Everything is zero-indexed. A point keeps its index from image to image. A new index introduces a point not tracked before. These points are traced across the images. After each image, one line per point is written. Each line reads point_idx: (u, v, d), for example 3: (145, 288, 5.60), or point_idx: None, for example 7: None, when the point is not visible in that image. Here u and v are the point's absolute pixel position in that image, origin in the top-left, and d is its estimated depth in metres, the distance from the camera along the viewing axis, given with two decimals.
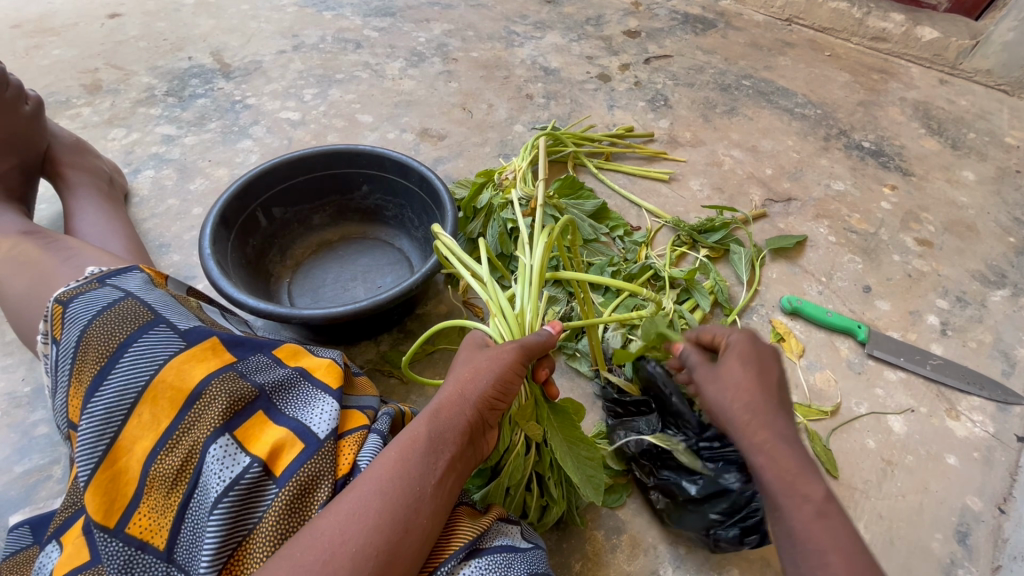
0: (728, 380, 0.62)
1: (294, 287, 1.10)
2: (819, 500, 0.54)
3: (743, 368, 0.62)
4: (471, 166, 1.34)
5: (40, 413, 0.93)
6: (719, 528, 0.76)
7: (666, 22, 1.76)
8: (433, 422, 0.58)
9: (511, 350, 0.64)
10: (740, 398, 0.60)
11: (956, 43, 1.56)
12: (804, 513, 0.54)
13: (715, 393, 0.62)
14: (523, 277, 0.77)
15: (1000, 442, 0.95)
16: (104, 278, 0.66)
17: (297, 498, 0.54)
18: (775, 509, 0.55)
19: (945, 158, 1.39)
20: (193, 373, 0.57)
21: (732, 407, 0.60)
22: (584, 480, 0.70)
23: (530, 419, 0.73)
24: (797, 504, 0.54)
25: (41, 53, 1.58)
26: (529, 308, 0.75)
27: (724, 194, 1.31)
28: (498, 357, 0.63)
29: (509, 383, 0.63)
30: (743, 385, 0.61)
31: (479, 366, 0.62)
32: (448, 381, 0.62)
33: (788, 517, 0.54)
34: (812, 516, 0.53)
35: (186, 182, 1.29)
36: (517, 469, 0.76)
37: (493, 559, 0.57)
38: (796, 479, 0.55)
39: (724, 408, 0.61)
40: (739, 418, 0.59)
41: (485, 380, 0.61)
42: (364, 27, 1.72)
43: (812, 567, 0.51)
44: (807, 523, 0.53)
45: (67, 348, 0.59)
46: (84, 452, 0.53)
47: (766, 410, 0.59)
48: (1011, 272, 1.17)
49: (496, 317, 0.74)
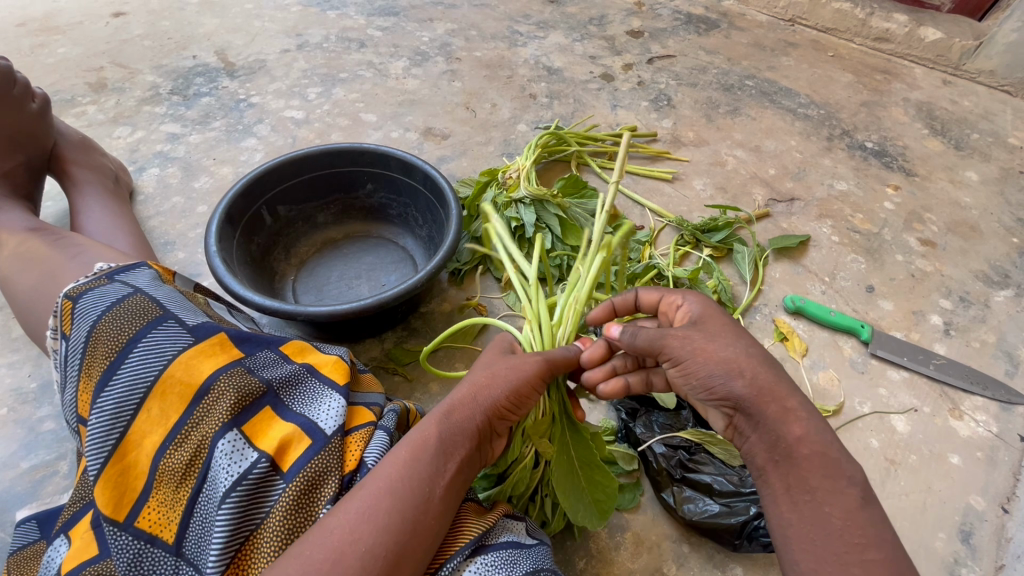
0: (730, 339, 0.60)
1: (299, 284, 1.10)
2: (858, 482, 0.54)
3: (726, 326, 0.62)
4: (474, 165, 1.34)
5: (46, 409, 0.94)
6: (758, 518, 0.77)
7: (669, 22, 1.76)
8: (444, 423, 0.58)
9: (534, 362, 0.64)
10: (752, 356, 0.58)
11: (960, 44, 1.56)
12: (847, 499, 0.53)
13: (720, 354, 0.58)
14: (570, 287, 0.78)
15: (1003, 442, 0.95)
16: (113, 274, 0.66)
17: (304, 494, 0.54)
18: (815, 495, 0.53)
19: (948, 159, 1.39)
20: (200, 369, 0.57)
21: (749, 371, 0.57)
22: (583, 510, 0.71)
23: (542, 435, 0.71)
24: (841, 490, 0.53)
25: (46, 51, 1.58)
26: (567, 321, 0.77)
27: (728, 193, 1.32)
28: (519, 366, 0.63)
29: (525, 396, 0.63)
30: (749, 342, 0.60)
31: (497, 372, 0.63)
32: (463, 382, 0.62)
33: (822, 502, 0.53)
34: (855, 504, 0.53)
35: (191, 180, 1.29)
36: (522, 480, 0.76)
37: (499, 555, 0.57)
38: (837, 458, 0.54)
39: (738, 373, 0.57)
40: (761, 382, 0.57)
41: (501, 388, 0.61)
42: (368, 26, 1.72)
43: (863, 561, 0.50)
44: (852, 514, 0.52)
45: (77, 343, 0.59)
46: (95, 447, 0.53)
47: (777, 373, 0.58)
48: (1015, 272, 1.17)
49: (532, 325, 0.76)
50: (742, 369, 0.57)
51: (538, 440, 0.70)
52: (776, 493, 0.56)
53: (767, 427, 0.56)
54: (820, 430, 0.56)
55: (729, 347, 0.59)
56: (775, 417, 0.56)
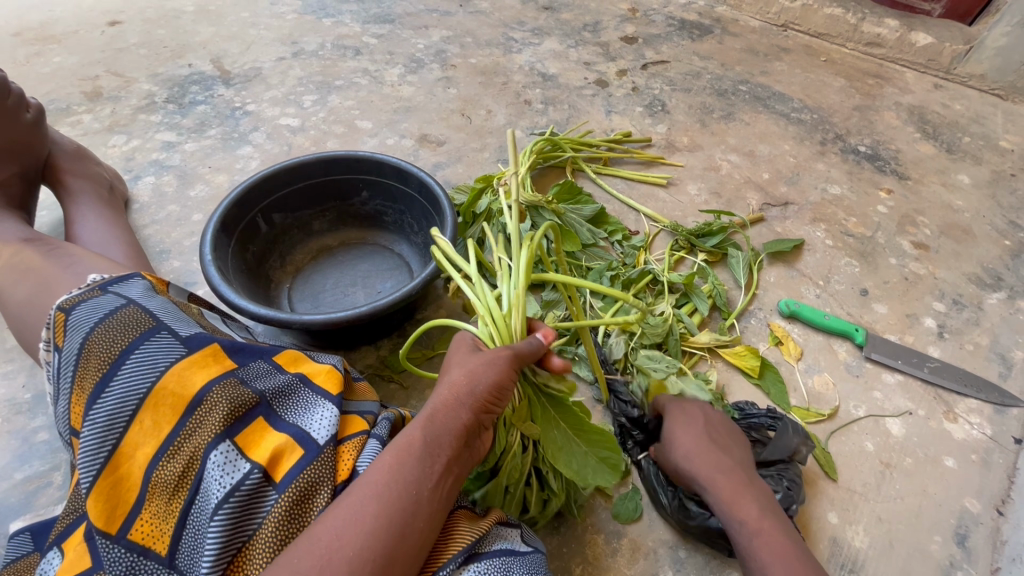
0: (678, 434, 0.81)
1: (294, 292, 1.10)
2: (753, 521, 0.69)
3: (682, 425, 0.82)
4: (470, 171, 1.34)
5: (41, 420, 0.94)
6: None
7: (663, 28, 1.77)
8: (429, 426, 0.58)
9: (505, 354, 0.65)
10: (687, 444, 0.79)
11: (950, 48, 1.58)
12: (748, 527, 0.69)
13: (673, 450, 0.80)
14: (510, 276, 0.77)
15: (997, 444, 0.95)
16: (106, 286, 0.66)
17: (297, 504, 0.54)
18: (729, 532, 0.71)
19: (941, 162, 1.40)
20: (193, 380, 0.57)
21: (687, 457, 0.78)
22: (593, 470, 0.72)
23: (525, 419, 0.74)
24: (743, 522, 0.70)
25: (41, 61, 1.59)
26: (516, 309, 0.75)
27: (722, 198, 1.32)
28: (493, 361, 0.64)
29: (504, 389, 0.64)
30: (690, 436, 0.79)
31: (475, 369, 0.63)
32: (442, 385, 0.63)
33: (735, 533, 0.70)
34: (752, 530, 0.68)
35: (186, 188, 1.29)
36: (515, 468, 0.76)
37: (492, 563, 0.57)
38: (738, 504, 0.71)
39: (683, 459, 0.78)
40: (693, 461, 0.77)
41: (480, 385, 0.62)
42: (363, 34, 1.73)
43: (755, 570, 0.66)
44: (749, 537, 0.68)
45: (69, 355, 0.59)
46: (87, 459, 0.53)
47: (708, 453, 0.77)
48: (1007, 275, 1.18)
49: (483, 320, 0.75)
50: (682, 455, 0.78)
51: (522, 424, 0.74)
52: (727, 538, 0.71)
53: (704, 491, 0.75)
54: (734, 483, 0.73)
55: (675, 441, 0.80)
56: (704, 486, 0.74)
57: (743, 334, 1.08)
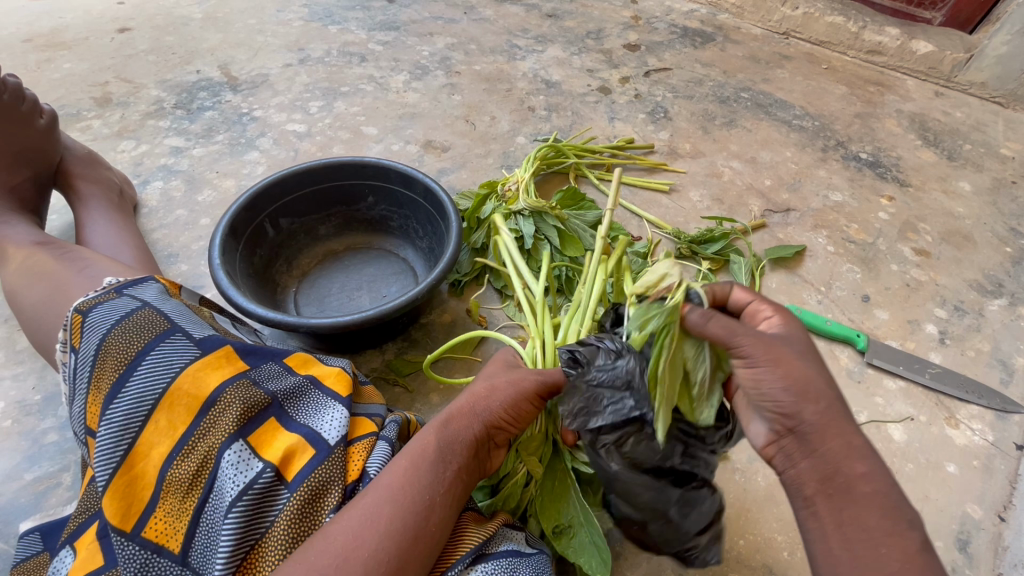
0: (799, 361, 0.52)
1: (300, 296, 1.12)
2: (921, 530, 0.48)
3: (811, 352, 0.53)
4: (474, 177, 1.36)
5: (50, 421, 0.95)
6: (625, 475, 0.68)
7: (665, 36, 1.79)
8: (442, 431, 0.59)
9: (533, 378, 0.65)
10: (813, 389, 0.51)
11: (951, 56, 1.59)
12: (905, 541, 0.47)
13: (795, 377, 0.51)
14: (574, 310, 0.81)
15: (999, 450, 0.96)
16: (121, 288, 0.67)
17: (307, 504, 0.55)
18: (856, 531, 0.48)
19: (941, 169, 1.41)
20: (208, 380, 0.58)
21: (822, 398, 0.51)
22: (583, 550, 0.70)
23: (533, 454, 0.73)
24: (901, 531, 0.48)
25: (52, 67, 1.61)
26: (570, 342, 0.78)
27: (724, 205, 1.33)
28: (519, 381, 0.65)
29: (525, 406, 0.64)
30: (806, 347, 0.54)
31: (495, 385, 0.64)
32: (461, 395, 0.64)
33: (877, 541, 0.48)
34: (915, 547, 0.47)
35: (194, 193, 1.31)
36: (512, 497, 0.76)
37: (499, 563, 0.58)
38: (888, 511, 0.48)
39: (811, 399, 0.51)
40: (828, 413, 0.51)
41: (500, 400, 0.63)
42: (369, 41, 1.75)
43: None
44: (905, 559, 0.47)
45: (87, 356, 0.60)
46: (102, 459, 0.54)
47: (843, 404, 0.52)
48: (1009, 282, 1.19)
49: (534, 342, 0.78)
50: (811, 396, 0.51)
51: (527, 457, 0.73)
52: (824, 524, 0.50)
53: (819, 459, 0.50)
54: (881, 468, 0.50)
55: (807, 378, 0.51)
56: (841, 452, 0.50)
57: None
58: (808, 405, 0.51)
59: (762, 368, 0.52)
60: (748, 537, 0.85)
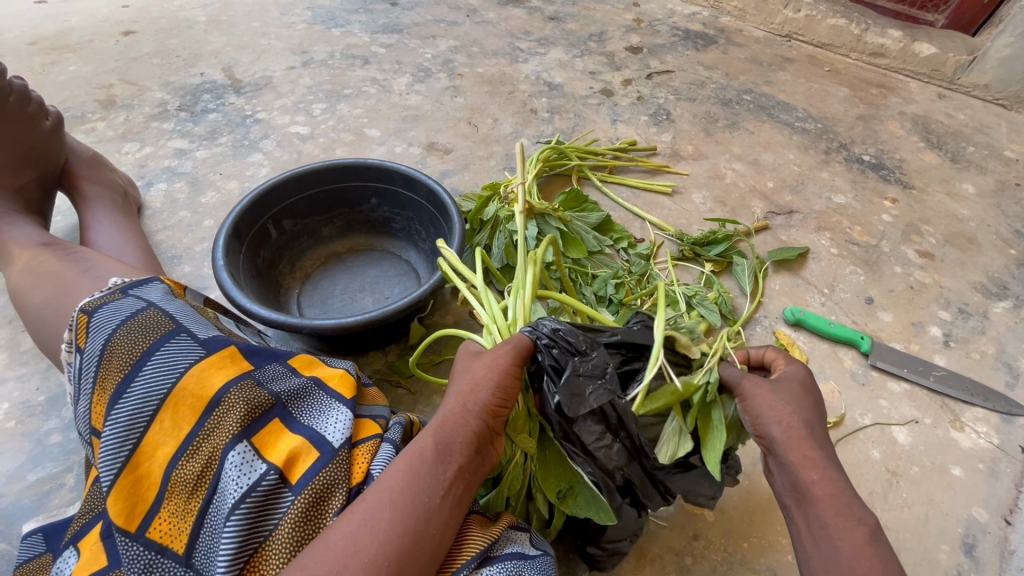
0: (779, 394, 0.61)
1: (303, 297, 1.12)
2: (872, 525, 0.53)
3: (797, 390, 0.62)
4: (477, 179, 1.36)
5: (54, 422, 0.95)
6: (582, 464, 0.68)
7: (667, 38, 1.79)
8: (436, 432, 0.59)
9: (506, 355, 0.65)
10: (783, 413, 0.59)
11: (953, 58, 1.59)
12: (856, 534, 0.52)
13: (769, 403, 0.60)
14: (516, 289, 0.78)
15: (1005, 453, 0.95)
16: (127, 289, 0.67)
17: (312, 506, 0.55)
18: (811, 528, 0.54)
19: (945, 171, 1.41)
20: (212, 381, 0.58)
21: (789, 419, 0.59)
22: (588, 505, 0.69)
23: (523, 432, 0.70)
24: (851, 526, 0.53)
25: (57, 69, 1.61)
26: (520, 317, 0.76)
27: (727, 207, 1.33)
28: (496, 363, 0.64)
29: (509, 391, 0.64)
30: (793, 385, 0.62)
31: (478, 376, 0.63)
32: (450, 394, 0.64)
33: (832, 535, 0.53)
34: (863, 538, 0.52)
35: (198, 195, 1.31)
36: (516, 479, 0.74)
37: (505, 565, 0.58)
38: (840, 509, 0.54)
39: (780, 419, 0.59)
40: (794, 431, 0.58)
41: (485, 391, 0.62)
42: (372, 44, 1.75)
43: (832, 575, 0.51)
44: (856, 549, 0.51)
45: (92, 356, 0.60)
46: (108, 459, 0.54)
47: (816, 429, 0.59)
48: (1013, 284, 1.18)
49: (487, 328, 0.77)
50: (780, 418, 0.59)
51: (518, 439, 0.69)
52: (799, 528, 0.55)
53: (787, 471, 0.57)
54: (836, 475, 0.56)
55: (781, 405, 0.60)
56: (798, 462, 0.57)
57: (749, 341, 1.09)
58: (775, 424, 0.59)
59: (744, 399, 0.62)
60: (753, 540, 0.85)
